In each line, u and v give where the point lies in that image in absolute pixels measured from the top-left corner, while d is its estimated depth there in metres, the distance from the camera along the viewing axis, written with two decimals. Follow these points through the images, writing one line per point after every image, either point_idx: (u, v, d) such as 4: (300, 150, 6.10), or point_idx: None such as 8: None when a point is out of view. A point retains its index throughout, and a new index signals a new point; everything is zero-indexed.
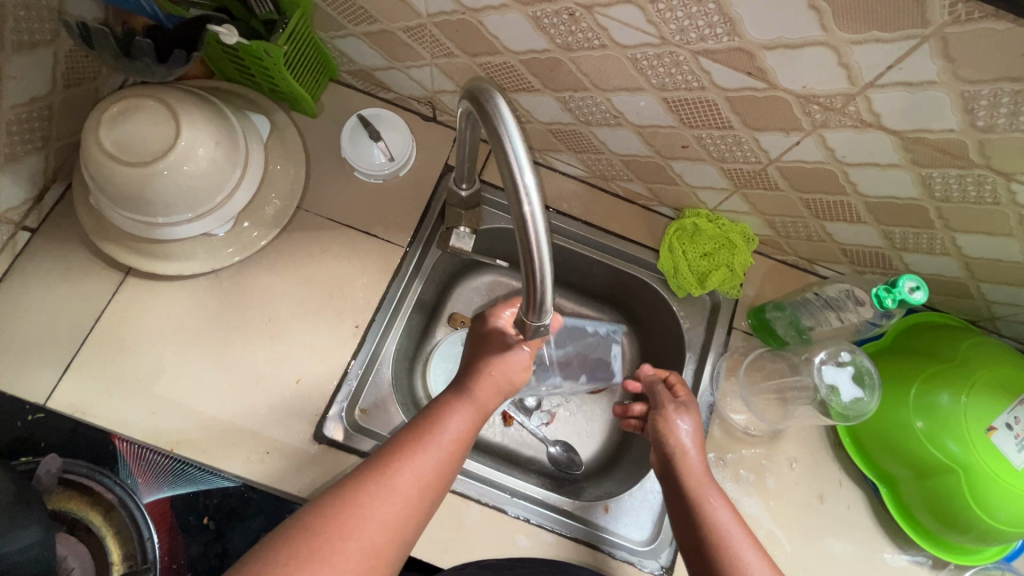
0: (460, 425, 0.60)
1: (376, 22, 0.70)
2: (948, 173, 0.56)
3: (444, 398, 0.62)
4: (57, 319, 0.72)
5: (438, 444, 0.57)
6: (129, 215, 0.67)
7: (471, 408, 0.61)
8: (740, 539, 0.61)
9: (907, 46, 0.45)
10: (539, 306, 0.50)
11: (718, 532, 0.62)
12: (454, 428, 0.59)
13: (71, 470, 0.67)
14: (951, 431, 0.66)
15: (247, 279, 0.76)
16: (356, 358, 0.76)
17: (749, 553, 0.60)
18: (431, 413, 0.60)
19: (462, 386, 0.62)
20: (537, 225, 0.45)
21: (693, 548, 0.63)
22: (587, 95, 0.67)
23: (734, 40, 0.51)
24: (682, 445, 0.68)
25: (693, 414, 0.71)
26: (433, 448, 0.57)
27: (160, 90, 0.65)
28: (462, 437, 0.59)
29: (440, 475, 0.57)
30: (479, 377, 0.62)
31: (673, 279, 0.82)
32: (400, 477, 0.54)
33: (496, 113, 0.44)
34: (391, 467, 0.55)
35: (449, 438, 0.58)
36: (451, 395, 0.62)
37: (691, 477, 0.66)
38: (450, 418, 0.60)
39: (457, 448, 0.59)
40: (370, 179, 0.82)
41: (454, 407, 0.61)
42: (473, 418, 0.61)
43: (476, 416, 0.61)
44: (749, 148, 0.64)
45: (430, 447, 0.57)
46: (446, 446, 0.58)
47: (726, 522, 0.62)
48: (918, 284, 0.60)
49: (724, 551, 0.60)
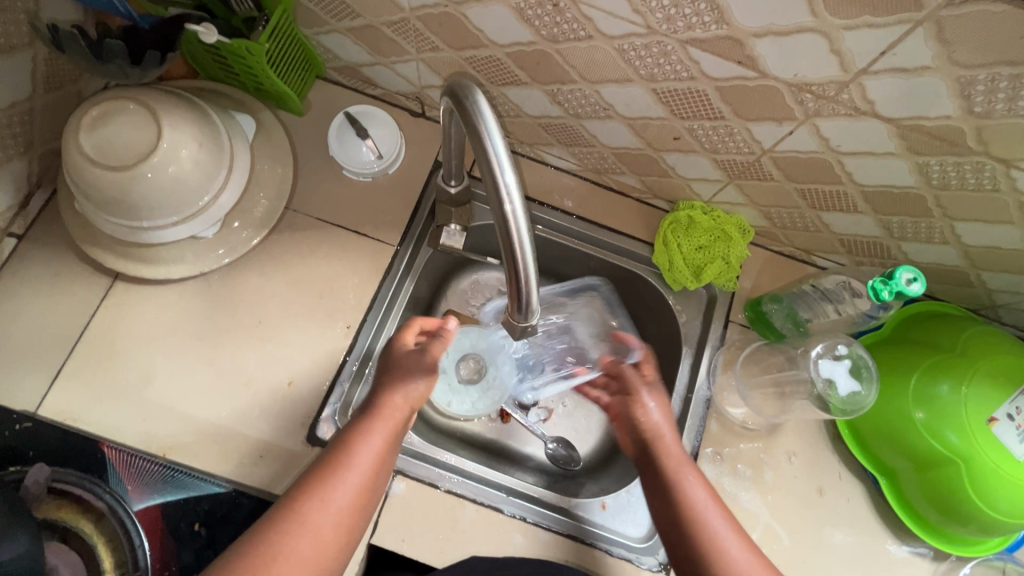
0: (371, 448, 0.57)
1: (359, 16, 0.69)
2: (946, 161, 0.55)
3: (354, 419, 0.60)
4: (46, 326, 0.71)
5: (347, 474, 0.56)
6: (114, 220, 0.66)
7: (381, 430, 0.59)
8: (717, 523, 0.61)
9: (901, 30, 0.44)
10: (525, 306, 0.50)
11: (695, 516, 0.61)
12: (364, 453, 0.57)
13: (60, 479, 0.66)
14: (951, 422, 0.65)
15: (237, 281, 0.76)
16: (349, 358, 0.75)
17: (727, 540, 0.60)
18: (343, 437, 0.59)
19: (370, 404, 0.60)
20: (520, 224, 0.44)
21: (676, 534, 0.62)
22: (576, 88, 0.65)
23: (722, 28, 0.49)
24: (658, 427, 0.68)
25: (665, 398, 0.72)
26: (342, 480, 0.55)
27: (138, 91, 0.64)
28: (376, 460, 0.58)
29: (357, 501, 0.56)
30: (386, 395, 0.60)
31: (668, 273, 0.80)
32: (311, 513, 0.53)
33: (476, 111, 0.43)
34: (300, 506, 0.53)
35: (359, 465, 0.56)
36: (362, 415, 0.60)
37: (670, 461, 0.65)
38: (358, 444, 0.57)
39: (372, 472, 0.57)
40: (359, 177, 0.81)
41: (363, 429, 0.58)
42: (384, 439, 0.58)
43: (389, 433, 0.59)
44: (742, 138, 0.62)
45: (341, 477, 0.56)
46: (357, 474, 0.56)
47: (704, 506, 0.62)
48: (915, 275, 0.59)
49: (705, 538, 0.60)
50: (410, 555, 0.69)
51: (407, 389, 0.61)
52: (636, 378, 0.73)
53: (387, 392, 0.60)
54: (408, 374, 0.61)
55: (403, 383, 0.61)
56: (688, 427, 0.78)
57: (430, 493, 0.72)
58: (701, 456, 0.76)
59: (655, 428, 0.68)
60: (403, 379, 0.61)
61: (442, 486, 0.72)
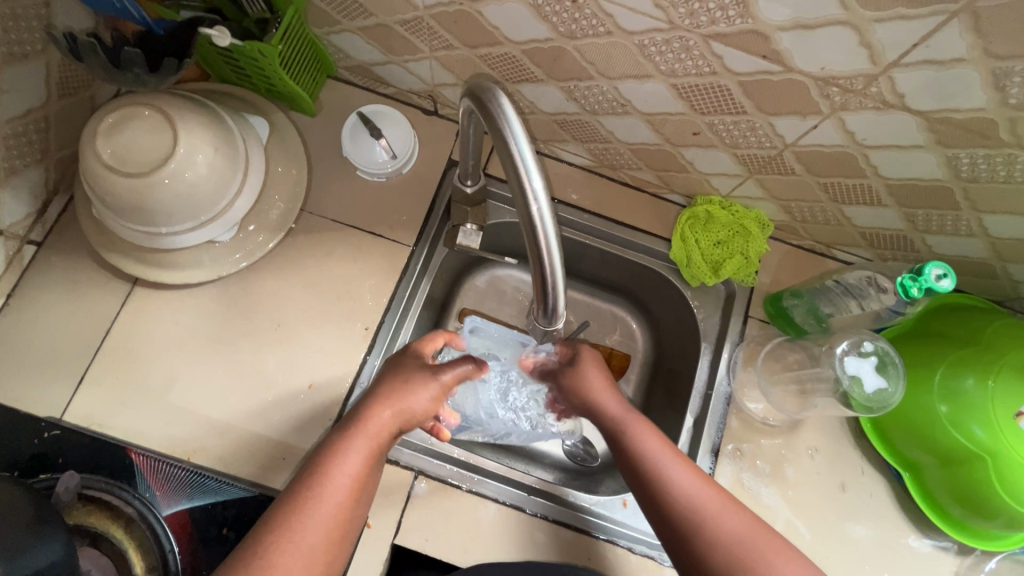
0: (347, 473, 0.53)
1: (371, 15, 0.68)
2: (976, 153, 0.54)
3: (333, 438, 0.56)
4: (69, 332, 0.72)
5: (322, 507, 0.51)
6: (133, 226, 0.66)
7: (363, 449, 0.55)
8: (662, 456, 0.61)
9: (935, 22, 0.42)
10: (551, 310, 0.50)
11: (644, 458, 0.61)
12: (341, 478, 0.53)
13: (89, 485, 0.67)
14: (977, 417, 0.64)
15: (255, 284, 0.76)
16: (371, 355, 0.75)
17: (680, 478, 0.59)
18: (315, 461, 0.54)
19: (348, 427, 0.56)
20: (546, 226, 0.43)
21: (632, 477, 0.62)
22: (593, 84, 0.64)
23: (747, 22, 0.48)
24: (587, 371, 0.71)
25: (587, 356, 0.73)
26: (315, 511, 0.51)
27: (155, 96, 0.64)
28: (354, 488, 0.53)
29: (333, 535, 0.51)
30: (369, 417, 0.57)
31: (685, 269, 0.80)
32: (281, 549, 0.48)
33: (499, 113, 0.42)
34: (270, 550, 0.48)
35: (337, 495, 0.52)
36: (339, 436, 0.56)
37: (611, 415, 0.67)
38: (336, 470, 0.53)
39: (349, 501, 0.53)
40: (373, 178, 0.80)
41: (342, 450, 0.54)
42: (365, 460, 0.55)
43: (370, 456, 0.55)
44: (764, 133, 0.61)
45: (313, 510, 0.51)
46: (331, 505, 0.52)
47: (652, 449, 0.62)
48: (945, 271, 0.58)
49: (658, 479, 0.60)
50: (432, 554, 0.70)
51: (400, 404, 0.58)
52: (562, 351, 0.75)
53: (374, 409, 0.58)
54: (406, 394, 0.59)
55: (393, 401, 0.59)
56: (708, 424, 0.77)
57: (451, 492, 0.72)
58: (721, 452, 0.76)
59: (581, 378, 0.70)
60: (395, 400, 0.59)
61: (463, 486, 0.72)
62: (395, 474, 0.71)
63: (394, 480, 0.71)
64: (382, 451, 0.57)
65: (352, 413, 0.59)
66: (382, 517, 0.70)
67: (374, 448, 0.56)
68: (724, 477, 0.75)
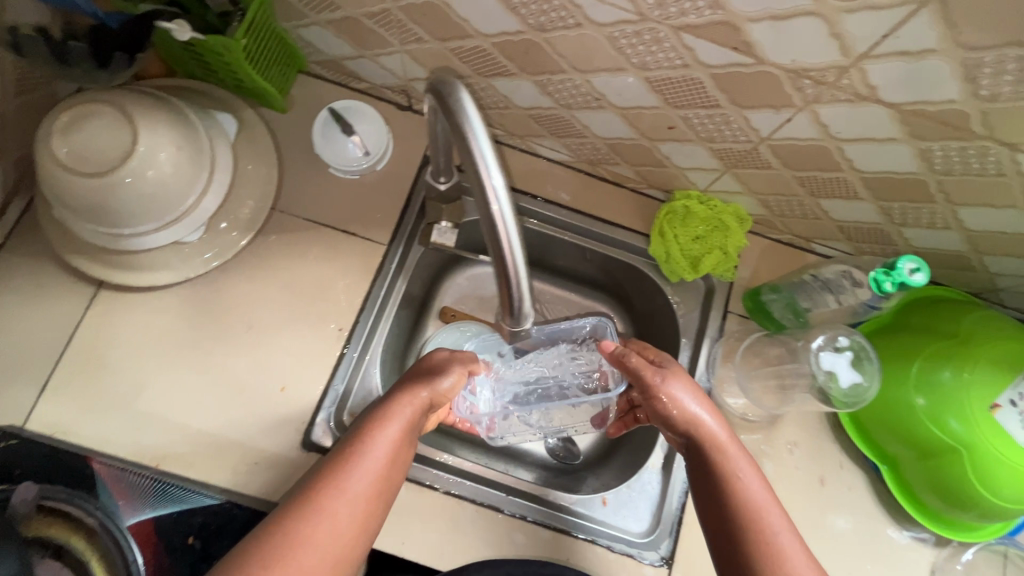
0: (386, 438, 0.55)
1: (338, 8, 0.66)
2: (949, 146, 0.53)
3: (375, 407, 0.58)
4: (30, 337, 0.69)
5: (362, 464, 0.53)
6: (94, 228, 0.64)
7: (400, 419, 0.56)
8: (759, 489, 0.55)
9: (904, 12, 0.42)
10: (517, 311, 0.49)
11: (751, 507, 0.53)
12: (381, 443, 0.54)
13: (49, 496, 0.65)
14: (953, 410, 0.64)
15: (225, 285, 0.74)
16: (348, 349, 0.74)
17: (788, 540, 0.52)
18: (359, 426, 0.56)
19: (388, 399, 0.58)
20: (508, 225, 0.42)
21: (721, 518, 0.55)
22: (566, 78, 0.63)
23: (717, 13, 0.47)
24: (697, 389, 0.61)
25: (681, 371, 0.61)
26: (363, 467, 0.53)
27: (112, 93, 0.61)
28: (392, 451, 0.55)
29: (372, 493, 0.52)
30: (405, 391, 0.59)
31: (665, 264, 0.79)
32: (329, 496, 0.50)
33: (458, 108, 0.40)
34: (316, 497, 0.50)
35: (376, 457, 0.54)
36: (380, 406, 0.58)
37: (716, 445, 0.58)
38: (376, 434, 0.55)
39: (387, 465, 0.54)
40: (346, 175, 0.78)
41: (385, 416, 0.56)
42: (402, 429, 0.56)
43: (407, 425, 0.57)
44: (739, 126, 0.60)
45: (357, 466, 0.53)
46: (374, 465, 0.53)
47: (761, 496, 0.54)
48: (918, 265, 0.58)
49: (762, 532, 0.52)
50: (410, 557, 0.69)
51: (434, 384, 0.61)
52: (639, 362, 0.61)
53: (410, 386, 0.60)
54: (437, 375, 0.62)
55: (429, 381, 0.61)
56: None
57: (428, 495, 0.71)
58: None
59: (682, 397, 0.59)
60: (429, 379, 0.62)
61: (441, 488, 0.71)
62: None
63: None
64: (418, 426, 0.58)
65: (389, 392, 0.61)
66: None
67: (411, 419, 0.57)
68: None
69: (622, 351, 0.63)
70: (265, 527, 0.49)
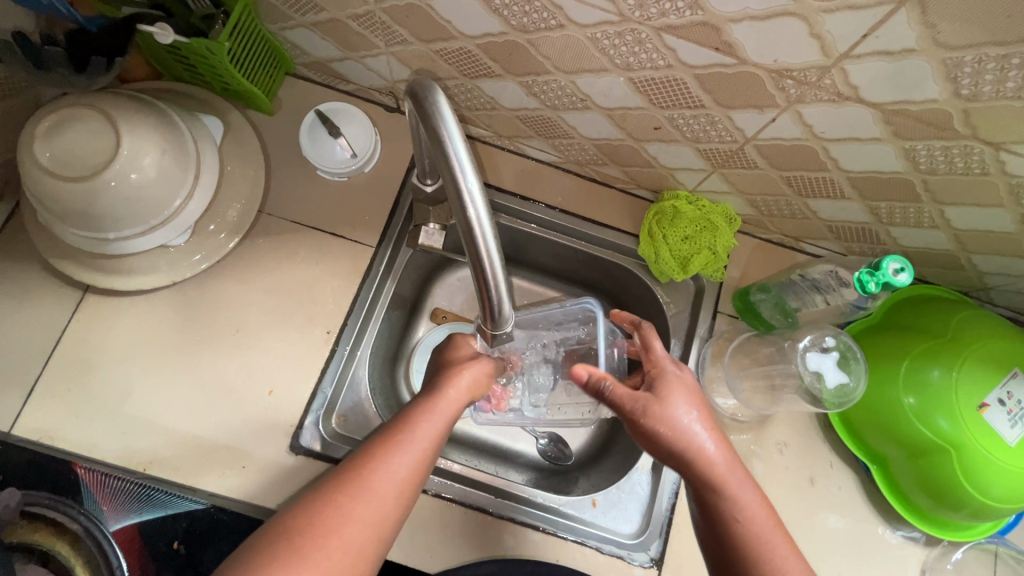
0: (431, 426, 0.55)
1: (322, 11, 0.66)
2: (933, 145, 0.53)
3: (419, 397, 0.59)
4: (16, 342, 0.69)
5: (411, 448, 0.53)
6: (79, 232, 0.63)
7: (443, 411, 0.57)
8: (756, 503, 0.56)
9: (883, 11, 0.41)
10: (497, 315, 0.49)
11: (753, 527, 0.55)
12: (426, 430, 0.55)
13: (34, 502, 0.66)
14: (942, 408, 0.65)
15: (212, 288, 0.74)
16: (340, 345, 0.75)
17: (785, 556, 0.53)
18: (404, 411, 0.57)
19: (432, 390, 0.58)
20: (484, 229, 0.42)
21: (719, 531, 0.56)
22: (551, 79, 0.63)
23: (697, 14, 0.47)
24: (679, 415, 0.58)
25: (684, 384, 0.60)
26: (409, 451, 0.53)
27: (94, 97, 0.61)
28: (435, 440, 0.55)
29: (415, 478, 0.52)
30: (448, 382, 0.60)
31: (654, 265, 0.79)
32: (375, 476, 0.51)
33: (433, 110, 0.40)
34: (364, 475, 0.51)
35: (422, 444, 0.54)
36: (425, 397, 0.58)
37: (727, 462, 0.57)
38: (422, 420, 0.55)
39: (430, 452, 0.54)
40: (334, 177, 0.78)
41: (429, 406, 0.57)
42: (445, 421, 0.57)
43: (449, 417, 0.57)
44: (724, 126, 0.60)
45: (404, 448, 0.53)
46: (419, 450, 0.53)
47: (760, 516, 0.55)
48: (901, 265, 0.58)
49: (760, 546, 0.54)
50: (399, 560, 0.69)
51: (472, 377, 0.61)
52: (622, 392, 0.60)
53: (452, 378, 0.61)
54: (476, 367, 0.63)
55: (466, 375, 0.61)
56: None
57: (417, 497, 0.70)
58: None
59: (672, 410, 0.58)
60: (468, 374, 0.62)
61: (431, 490, 0.71)
62: None
63: None
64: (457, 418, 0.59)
65: (430, 382, 0.61)
66: None
67: (452, 412, 0.58)
68: None
69: (599, 378, 0.61)
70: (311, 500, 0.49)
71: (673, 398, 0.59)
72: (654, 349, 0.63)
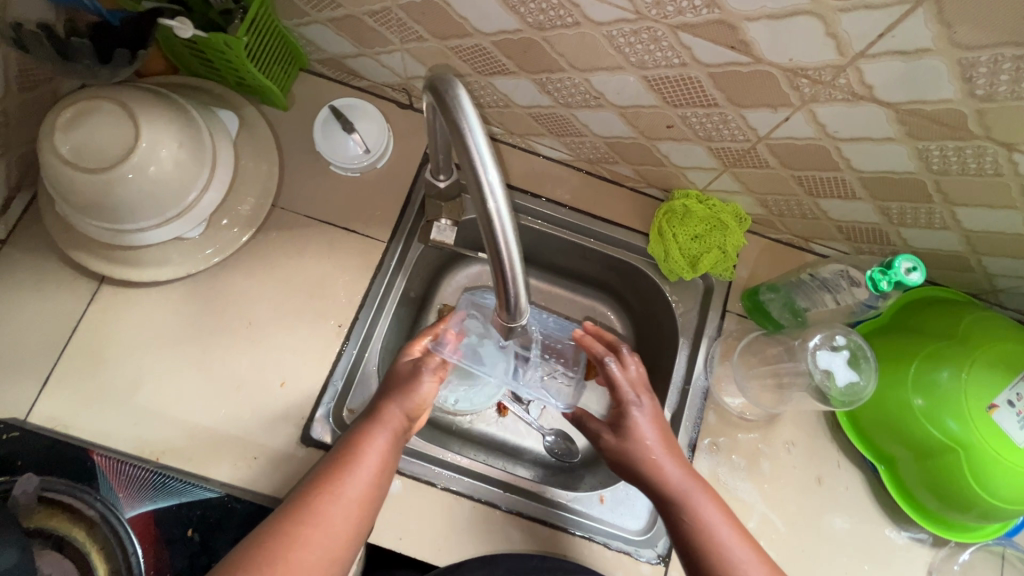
0: (376, 450, 0.59)
1: (339, 7, 0.66)
2: (946, 146, 0.53)
3: (361, 422, 0.61)
4: (32, 332, 0.70)
5: (358, 472, 0.57)
6: (96, 223, 0.64)
7: (386, 432, 0.60)
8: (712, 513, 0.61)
9: (900, 11, 0.42)
10: (513, 307, 0.49)
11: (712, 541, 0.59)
12: (371, 455, 0.58)
13: (50, 488, 0.65)
14: (950, 409, 0.65)
15: (225, 281, 0.74)
16: (347, 348, 0.75)
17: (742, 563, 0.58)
18: (349, 436, 0.60)
19: (372, 413, 0.61)
20: (503, 221, 0.42)
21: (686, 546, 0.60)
22: (565, 76, 0.63)
23: (714, 12, 0.47)
24: (647, 446, 0.62)
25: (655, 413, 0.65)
26: (353, 476, 0.57)
27: (113, 89, 0.62)
28: (382, 461, 0.59)
29: (367, 499, 0.57)
30: (386, 405, 0.62)
31: (663, 263, 0.79)
32: (324, 502, 0.55)
33: (454, 102, 0.41)
34: (314, 502, 0.55)
35: (369, 466, 0.58)
36: (365, 421, 0.61)
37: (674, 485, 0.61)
38: (365, 445, 0.59)
39: (377, 474, 0.58)
40: (346, 173, 0.79)
41: (370, 431, 0.60)
42: (388, 442, 0.60)
43: (392, 437, 0.60)
44: (736, 125, 0.61)
45: (350, 474, 0.57)
46: (364, 473, 0.57)
47: (719, 529, 0.60)
48: (914, 264, 0.58)
49: (722, 558, 0.58)
50: (408, 552, 0.69)
51: (411, 398, 0.63)
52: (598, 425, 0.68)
53: (389, 401, 0.62)
54: (413, 386, 0.63)
55: (407, 397, 0.63)
56: (685, 419, 0.77)
57: (426, 490, 0.71)
58: (698, 447, 0.76)
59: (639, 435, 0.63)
60: (406, 392, 0.63)
61: (438, 484, 0.72)
62: None
63: None
64: (401, 437, 0.62)
65: (372, 406, 0.64)
66: None
67: (394, 432, 0.61)
68: (701, 470, 0.75)
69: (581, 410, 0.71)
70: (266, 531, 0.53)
71: (642, 440, 0.63)
72: (620, 386, 0.64)
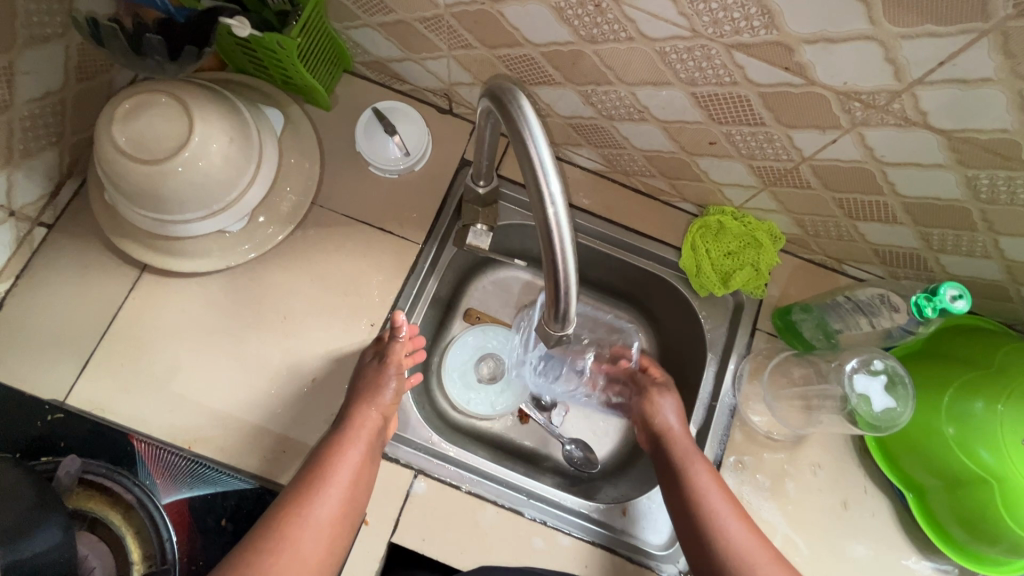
0: (348, 461, 0.62)
1: (392, 12, 0.68)
2: (997, 175, 0.53)
3: (333, 435, 0.65)
4: (76, 316, 0.72)
5: (330, 489, 0.60)
6: (145, 213, 0.66)
7: (358, 442, 0.64)
8: (722, 508, 0.65)
9: (963, 40, 0.42)
10: (561, 316, 0.49)
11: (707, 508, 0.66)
12: (344, 468, 0.62)
13: (90, 470, 0.67)
14: (984, 440, 0.64)
15: (264, 275, 0.76)
16: None
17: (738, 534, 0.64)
18: (323, 451, 0.63)
19: (345, 422, 0.65)
20: (561, 230, 0.43)
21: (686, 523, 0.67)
22: (611, 89, 0.64)
23: (772, 33, 0.48)
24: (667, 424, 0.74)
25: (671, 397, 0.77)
26: (324, 494, 0.60)
27: (173, 85, 0.64)
28: (354, 473, 0.62)
29: (342, 511, 0.61)
30: (359, 411, 0.66)
31: (695, 278, 0.79)
32: (293, 525, 0.58)
33: (519, 113, 0.42)
34: (284, 524, 0.58)
35: (340, 482, 0.61)
36: (337, 433, 0.65)
37: (676, 450, 0.71)
38: (338, 458, 0.62)
39: (349, 486, 0.61)
40: (386, 174, 0.80)
41: (343, 442, 0.63)
42: (363, 450, 0.64)
43: (366, 445, 0.64)
44: (781, 145, 0.61)
45: (322, 492, 0.60)
46: (337, 488, 0.61)
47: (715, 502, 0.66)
48: (960, 292, 0.58)
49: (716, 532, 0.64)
50: (431, 553, 0.69)
51: (378, 400, 0.68)
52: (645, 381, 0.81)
53: (359, 408, 0.67)
54: (377, 390, 0.68)
55: (372, 399, 0.67)
56: (711, 435, 0.77)
57: (451, 493, 0.71)
58: (723, 465, 0.76)
59: (666, 420, 0.74)
60: (372, 397, 0.68)
61: (463, 487, 0.72)
62: (394, 470, 0.71)
63: (395, 477, 0.71)
64: (376, 441, 0.66)
65: (342, 415, 0.68)
66: (383, 512, 0.70)
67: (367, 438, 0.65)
68: None
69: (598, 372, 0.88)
70: (243, 558, 0.56)
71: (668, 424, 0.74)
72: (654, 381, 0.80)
